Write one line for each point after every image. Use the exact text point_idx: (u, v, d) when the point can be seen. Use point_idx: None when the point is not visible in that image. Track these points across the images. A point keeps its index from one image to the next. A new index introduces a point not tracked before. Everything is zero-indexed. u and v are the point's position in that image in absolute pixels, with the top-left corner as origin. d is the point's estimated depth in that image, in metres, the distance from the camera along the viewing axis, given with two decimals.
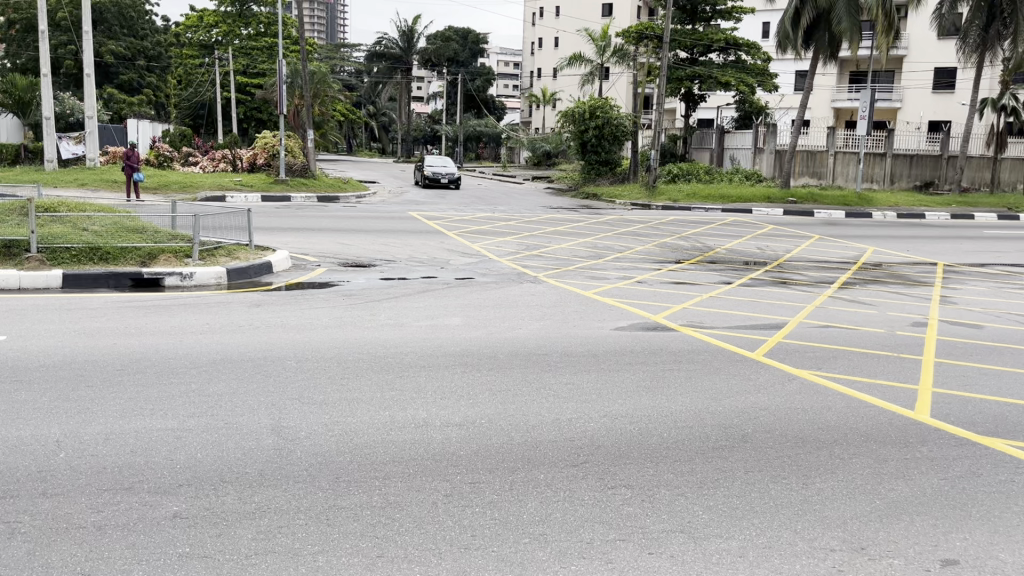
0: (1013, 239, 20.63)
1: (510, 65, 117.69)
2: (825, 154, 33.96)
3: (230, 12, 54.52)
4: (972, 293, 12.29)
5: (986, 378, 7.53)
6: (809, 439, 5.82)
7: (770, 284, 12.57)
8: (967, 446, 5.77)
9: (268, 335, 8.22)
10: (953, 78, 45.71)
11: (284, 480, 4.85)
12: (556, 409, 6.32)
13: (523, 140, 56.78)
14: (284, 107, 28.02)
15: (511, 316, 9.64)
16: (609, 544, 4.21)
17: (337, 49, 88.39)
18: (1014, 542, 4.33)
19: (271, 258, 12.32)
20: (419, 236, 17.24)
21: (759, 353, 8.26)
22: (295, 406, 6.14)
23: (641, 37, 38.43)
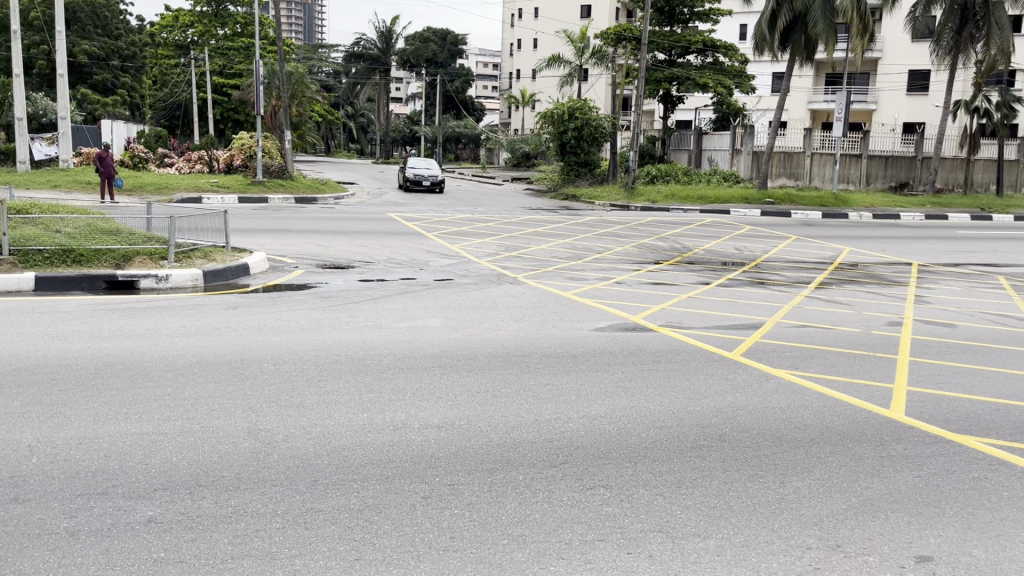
0: (986, 239, 20.91)
1: (489, 66, 117.69)
2: (802, 155, 34.22)
3: (206, 12, 54.06)
4: (946, 293, 12.43)
5: (960, 376, 7.62)
6: (786, 438, 5.86)
7: (748, 285, 12.66)
8: (941, 444, 5.83)
9: (245, 337, 8.16)
10: (927, 80, 46.27)
11: (261, 484, 4.81)
12: (535, 410, 6.32)
13: (502, 141, 56.78)
14: (261, 108, 27.82)
15: (490, 317, 9.65)
16: (588, 544, 4.21)
17: (315, 50, 87.95)
18: (987, 538, 4.38)
19: (248, 260, 12.24)
20: (397, 237, 17.20)
21: (736, 352, 8.31)
22: (272, 408, 6.10)
23: (620, 39, 38.61)
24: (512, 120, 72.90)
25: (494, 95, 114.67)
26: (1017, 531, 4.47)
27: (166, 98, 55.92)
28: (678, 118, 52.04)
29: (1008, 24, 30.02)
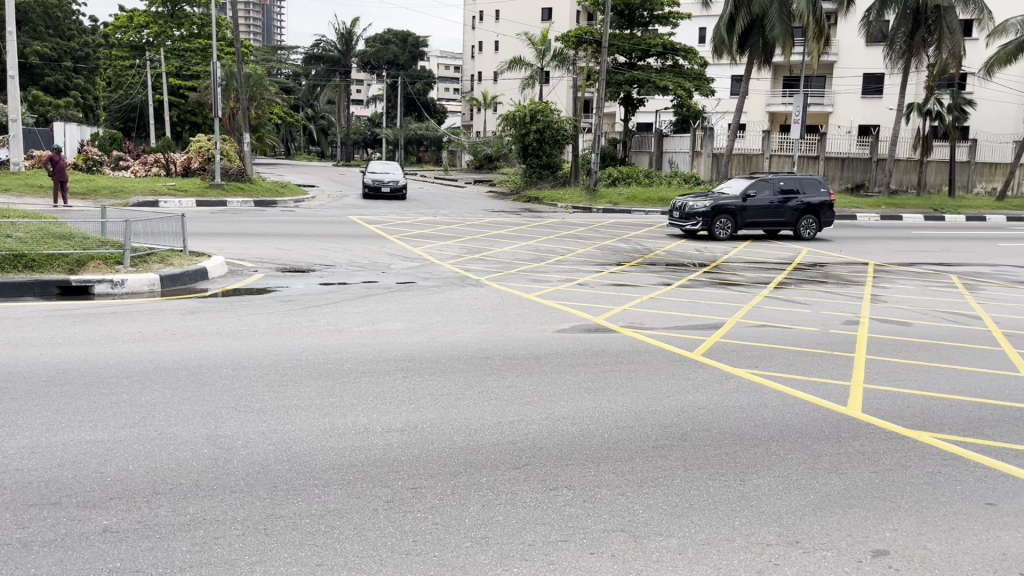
0: (939, 239, 21.35)
1: (451, 69, 117.46)
2: (760, 157, 34.65)
3: (162, 13, 53.17)
4: (901, 292, 12.69)
5: (915, 373, 7.78)
6: (746, 436, 5.93)
7: (709, 286, 12.78)
8: (896, 439, 5.95)
9: (202, 342, 8.04)
10: (881, 84, 47.19)
11: (220, 490, 4.75)
12: (498, 412, 6.31)
13: (465, 144, 56.71)
14: (219, 110, 27.40)
15: (453, 319, 9.62)
16: (551, 544, 4.23)
17: (274, 52, 87.06)
18: (942, 531, 4.47)
19: (206, 264, 12.09)
20: (359, 240, 17.08)
21: (697, 352, 8.38)
22: (232, 414, 6.02)
23: (580, 42, 38.86)
24: (474, 122, 72.82)
25: (456, 96, 114.61)
26: (968, 523, 4.58)
27: (121, 100, 54.90)
28: (639, 121, 52.38)
29: (959, 28, 30.82)
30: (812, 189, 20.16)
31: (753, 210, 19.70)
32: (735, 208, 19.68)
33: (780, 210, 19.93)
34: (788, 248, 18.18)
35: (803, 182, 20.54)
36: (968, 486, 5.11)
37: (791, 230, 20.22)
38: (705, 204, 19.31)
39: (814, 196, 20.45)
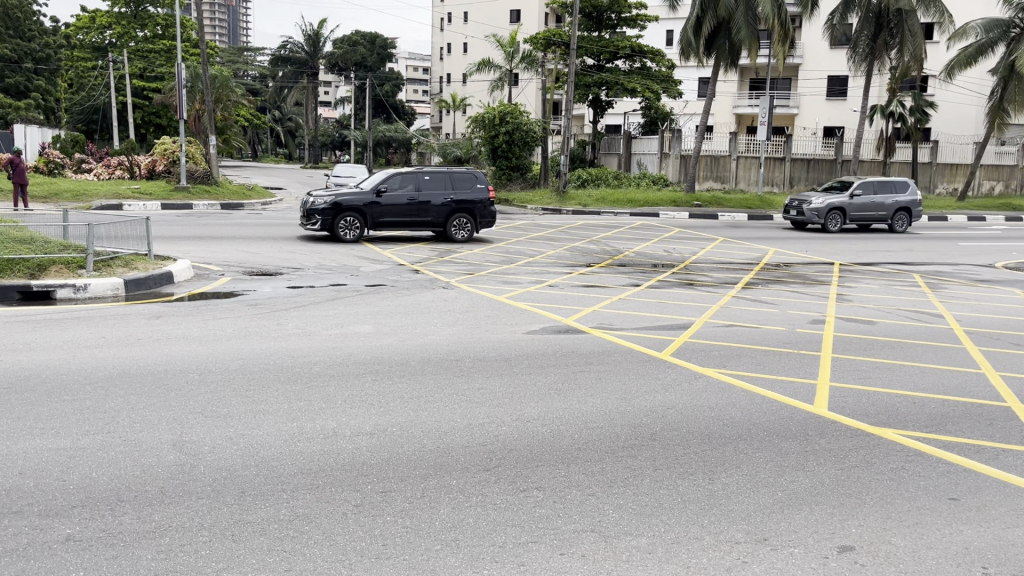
0: (903, 238, 21.67)
1: (420, 71, 117.15)
2: (728, 159, 34.98)
3: (125, 13, 52.44)
4: (866, 291, 12.86)
5: (879, 371, 7.90)
6: (714, 435, 5.98)
7: (677, 286, 12.86)
8: (862, 437, 6.03)
9: (167, 347, 7.94)
10: (845, 86, 47.88)
11: (186, 497, 4.68)
12: (468, 414, 6.30)
13: (434, 145, 56.61)
14: (185, 113, 27.01)
15: (422, 322, 9.59)
16: (522, 546, 4.22)
17: (240, 53, 86.24)
18: (905, 526, 4.54)
19: (172, 268, 11.92)
20: (328, 243, 16.99)
21: (666, 352, 8.43)
22: (198, 420, 5.94)
23: (549, 44, 39.12)
24: (443, 124, 72.67)
25: (425, 98, 114.34)
26: (932, 518, 4.65)
27: (84, 102, 54.05)
28: (608, 123, 52.60)
29: (920, 31, 31.34)
30: (463, 184, 17.84)
31: (387, 208, 17.27)
32: (366, 206, 17.24)
33: (422, 209, 17.57)
34: (756, 249, 18.35)
35: (459, 177, 18.17)
36: (931, 482, 5.19)
37: (441, 232, 17.98)
38: (325, 201, 16.84)
39: (470, 194, 18.12)
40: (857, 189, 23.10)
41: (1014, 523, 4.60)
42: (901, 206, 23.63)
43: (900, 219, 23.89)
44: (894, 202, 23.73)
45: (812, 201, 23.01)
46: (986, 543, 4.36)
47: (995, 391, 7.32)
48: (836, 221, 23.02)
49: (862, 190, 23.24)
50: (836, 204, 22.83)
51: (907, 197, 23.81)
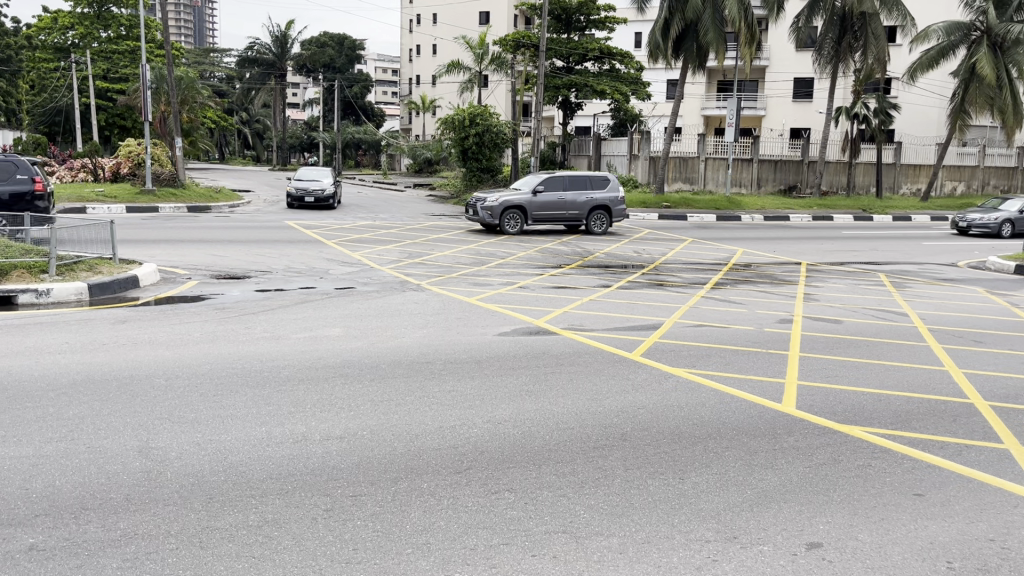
0: (869, 238, 21.97)
1: (389, 72, 116.69)
2: (696, 161, 35.23)
3: (87, 14, 51.56)
4: (832, 290, 13.02)
5: (845, 369, 8.01)
6: (684, 435, 6.02)
7: (647, 287, 12.93)
8: (830, 434, 6.10)
9: (133, 352, 7.84)
10: (811, 88, 48.50)
11: (153, 504, 4.62)
12: (439, 417, 6.28)
13: (403, 147, 56.39)
14: (149, 114, 26.61)
15: (392, 324, 9.56)
16: (494, 548, 4.22)
17: (207, 54, 85.27)
18: (871, 523, 4.59)
19: (137, 272, 11.76)
20: (297, 246, 16.86)
21: (637, 353, 8.48)
22: (164, 426, 5.85)
23: (519, 45, 39.32)
24: (413, 126, 72.40)
25: (395, 99, 114.01)
26: (898, 514, 4.71)
27: (45, 104, 53.07)
28: (577, 125, 52.78)
29: (884, 34, 31.78)
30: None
31: None
32: None
33: None
34: (724, 250, 18.49)
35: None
36: (896, 478, 5.27)
37: None
38: None
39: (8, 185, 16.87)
40: (540, 186, 20.41)
41: (977, 517, 4.69)
42: (596, 204, 20.96)
43: (597, 220, 21.32)
44: (588, 201, 21.09)
45: (486, 199, 20.17)
46: (950, 537, 4.43)
47: (958, 388, 7.46)
48: (514, 222, 20.31)
49: (545, 185, 20.52)
50: (513, 203, 20.09)
51: (604, 194, 21.26)
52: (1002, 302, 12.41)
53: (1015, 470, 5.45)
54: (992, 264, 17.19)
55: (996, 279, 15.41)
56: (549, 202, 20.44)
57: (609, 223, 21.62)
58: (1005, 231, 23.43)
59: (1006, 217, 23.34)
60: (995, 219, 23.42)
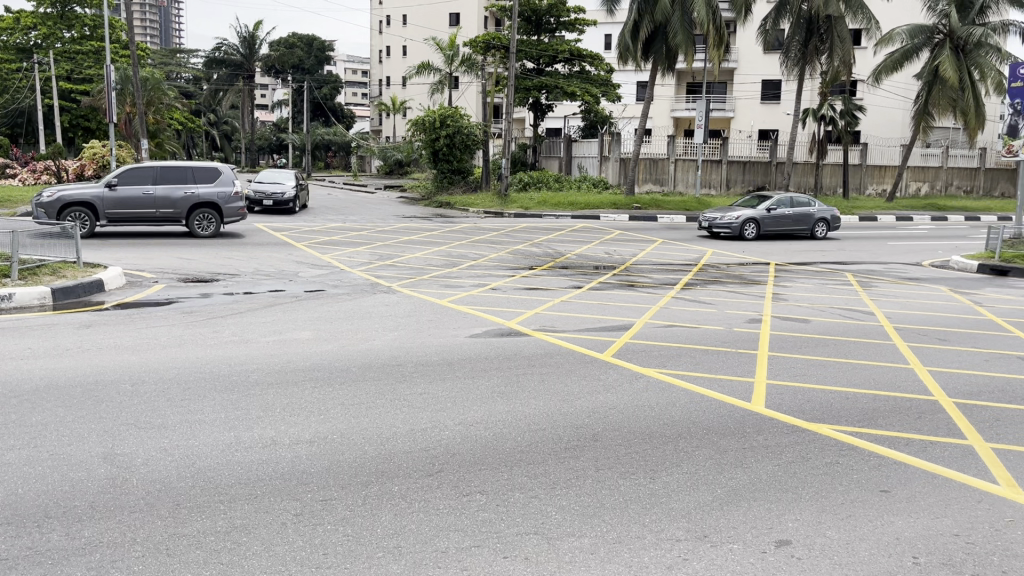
0: (836, 238, 22.24)
1: (358, 74, 116.06)
2: (666, 162, 35.46)
3: (49, 14, 50.65)
4: (800, 290, 13.17)
5: (813, 368, 8.10)
6: (655, 435, 6.05)
7: (618, 288, 12.98)
8: (798, 432, 6.17)
9: (98, 357, 7.72)
10: (778, 90, 49.05)
11: (119, 511, 4.55)
12: (411, 419, 6.25)
13: (373, 149, 56.15)
14: (113, 116, 26.23)
15: (363, 326, 9.51)
16: (465, 550, 4.20)
17: (173, 55, 84.25)
18: (839, 519, 4.65)
19: (102, 275, 11.59)
20: (266, 248, 16.72)
21: (608, 353, 8.52)
22: (130, 432, 5.77)
23: (488, 47, 39.20)
24: (383, 127, 72.08)
25: (365, 101, 113.53)
26: (865, 511, 4.77)
27: (7, 105, 52.07)
28: (548, 126, 52.88)
29: (849, 37, 32.20)
30: None
31: None
32: None
33: None
34: (694, 250, 18.64)
35: None
36: (863, 474, 5.34)
37: None
38: None
39: None
40: (114, 180, 17.56)
41: (942, 513, 4.76)
42: (199, 202, 18.12)
43: (202, 221, 18.47)
44: (190, 197, 18.23)
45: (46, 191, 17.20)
46: (916, 533, 4.49)
47: (923, 385, 7.58)
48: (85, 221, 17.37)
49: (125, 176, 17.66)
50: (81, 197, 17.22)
51: (211, 191, 18.35)
52: (966, 301, 12.61)
53: (979, 465, 5.55)
54: (956, 264, 17.49)
55: (960, 278, 15.66)
56: (126, 199, 17.60)
57: (219, 225, 18.67)
58: (745, 233, 21.24)
59: (747, 217, 21.16)
60: (736, 219, 21.24)
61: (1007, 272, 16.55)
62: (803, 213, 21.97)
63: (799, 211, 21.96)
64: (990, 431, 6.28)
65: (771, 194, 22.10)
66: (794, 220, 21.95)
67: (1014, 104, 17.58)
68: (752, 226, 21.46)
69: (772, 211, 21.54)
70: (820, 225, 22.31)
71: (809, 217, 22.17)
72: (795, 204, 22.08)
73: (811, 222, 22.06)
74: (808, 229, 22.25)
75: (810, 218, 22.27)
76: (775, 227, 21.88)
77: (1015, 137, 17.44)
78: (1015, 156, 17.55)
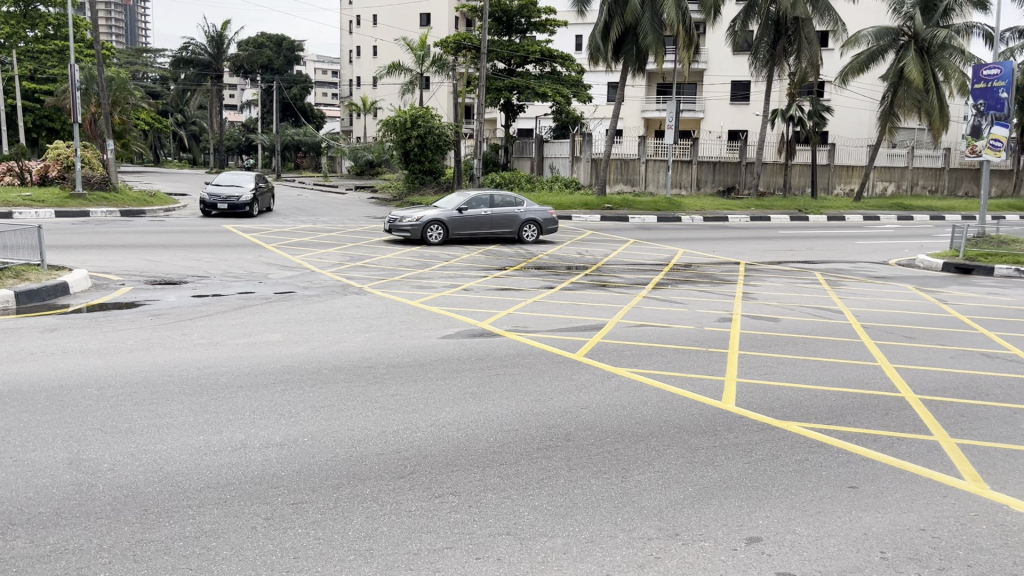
0: (805, 238, 22.51)
1: (328, 73, 115.30)
2: (637, 163, 35.62)
3: (13, 13, 48.96)
4: (770, 289, 13.30)
5: (784, 366, 8.18)
6: (626, 433, 6.07)
7: (590, 288, 13.01)
8: (768, 430, 6.22)
9: (64, 360, 7.60)
10: (747, 91, 49.52)
11: (85, 518, 4.47)
12: (383, 421, 6.22)
13: (344, 149, 55.80)
14: (78, 116, 25.82)
15: (335, 328, 9.45)
16: (437, 552, 4.19)
17: (139, 54, 83.13)
18: (808, 516, 4.69)
19: (68, 278, 11.42)
20: (236, 250, 16.57)
21: (580, 353, 8.54)
22: (96, 437, 5.68)
23: (459, 47, 39.12)
24: (354, 127, 71.74)
25: (335, 101, 112.92)
26: (832, 506, 4.83)
27: None
28: (519, 127, 52.92)
29: (816, 39, 32.58)
30: None
31: None
32: None
33: None
34: (665, 250, 18.76)
35: None
36: (833, 471, 5.40)
37: None
38: None
39: None
40: None
41: (909, 508, 4.82)
42: None
43: None
44: None
45: None
46: (884, 528, 4.54)
47: (890, 382, 7.69)
48: None
49: None
50: None
51: None
52: (932, 299, 12.79)
53: (944, 461, 5.63)
54: (922, 263, 17.76)
55: (926, 276, 15.90)
56: None
57: None
58: (429, 237, 18.21)
59: (428, 218, 18.17)
60: (414, 221, 18.17)
61: (971, 271, 16.84)
62: (506, 214, 18.99)
63: (501, 211, 19.08)
64: (955, 427, 6.38)
65: (465, 193, 19.05)
66: (493, 222, 18.98)
67: (978, 105, 17.86)
68: (439, 230, 18.42)
69: (462, 211, 18.54)
70: (529, 228, 19.36)
71: (516, 219, 19.21)
72: (496, 204, 19.06)
73: (517, 224, 19.10)
74: (515, 232, 19.26)
75: (516, 220, 19.31)
76: (469, 231, 18.86)
77: (979, 137, 17.71)
78: (978, 156, 17.83)
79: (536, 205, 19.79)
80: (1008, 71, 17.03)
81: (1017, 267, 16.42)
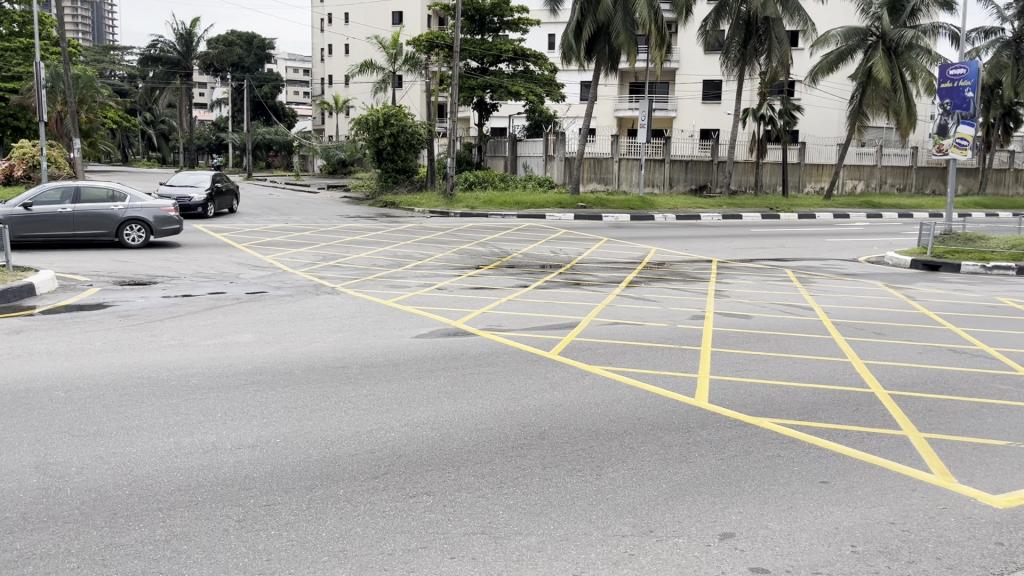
0: (776, 236, 22.74)
1: (299, 72, 114.45)
2: (610, 161, 35.72)
3: None
4: (742, 287, 13.41)
5: (756, 363, 8.24)
6: (601, 432, 6.09)
7: (565, 286, 13.03)
8: (740, 426, 6.27)
9: (29, 363, 7.47)
10: (718, 90, 49.90)
11: (52, 523, 4.40)
12: (356, 422, 6.18)
13: (316, 148, 55.41)
14: (43, 114, 25.41)
15: (308, 328, 9.39)
16: (411, 552, 4.17)
17: (106, 52, 81.93)
18: (780, 511, 4.73)
19: (34, 279, 11.22)
20: (207, 249, 16.41)
21: (554, 351, 8.54)
22: (63, 440, 5.59)
23: (432, 46, 38.97)
24: (326, 126, 71.32)
25: (306, 100, 112.08)
26: (805, 501, 4.87)
27: None
28: (492, 126, 52.90)
29: (786, 39, 32.89)
30: None
31: None
32: None
33: None
34: (638, 248, 18.86)
35: None
36: (804, 466, 5.45)
37: None
38: None
39: None
40: None
41: (879, 502, 4.88)
42: None
43: None
44: None
45: None
46: (854, 522, 4.60)
47: (861, 378, 7.78)
48: None
49: None
50: None
51: None
52: (900, 296, 12.96)
53: (913, 455, 5.71)
54: (890, 260, 17.99)
55: (893, 272, 16.13)
56: None
57: None
58: None
59: None
60: None
61: (938, 267, 17.11)
62: (94, 212, 15.80)
63: (93, 209, 15.91)
64: (923, 421, 6.47)
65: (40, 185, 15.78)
66: (82, 222, 15.85)
67: (943, 104, 18.15)
68: None
69: (31, 207, 15.33)
70: (133, 230, 16.19)
71: (113, 219, 16.02)
72: (82, 200, 15.86)
73: (114, 226, 15.95)
74: (113, 234, 16.14)
75: (115, 220, 16.11)
76: (46, 233, 15.67)
77: (946, 136, 17.98)
78: (945, 154, 18.09)
79: (148, 202, 16.44)
80: (973, 71, 17.31)
81: (983, 263, 16.70)
